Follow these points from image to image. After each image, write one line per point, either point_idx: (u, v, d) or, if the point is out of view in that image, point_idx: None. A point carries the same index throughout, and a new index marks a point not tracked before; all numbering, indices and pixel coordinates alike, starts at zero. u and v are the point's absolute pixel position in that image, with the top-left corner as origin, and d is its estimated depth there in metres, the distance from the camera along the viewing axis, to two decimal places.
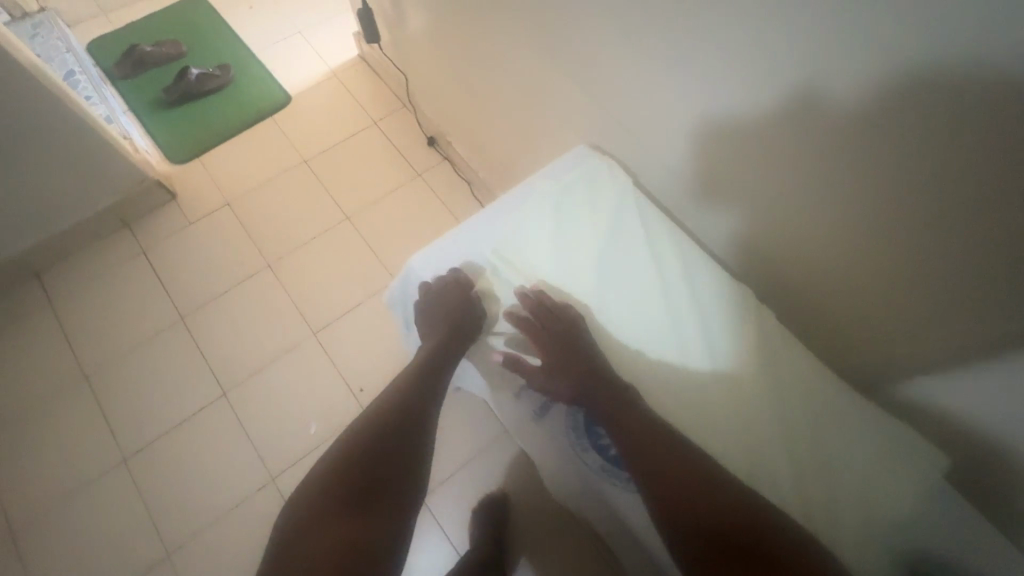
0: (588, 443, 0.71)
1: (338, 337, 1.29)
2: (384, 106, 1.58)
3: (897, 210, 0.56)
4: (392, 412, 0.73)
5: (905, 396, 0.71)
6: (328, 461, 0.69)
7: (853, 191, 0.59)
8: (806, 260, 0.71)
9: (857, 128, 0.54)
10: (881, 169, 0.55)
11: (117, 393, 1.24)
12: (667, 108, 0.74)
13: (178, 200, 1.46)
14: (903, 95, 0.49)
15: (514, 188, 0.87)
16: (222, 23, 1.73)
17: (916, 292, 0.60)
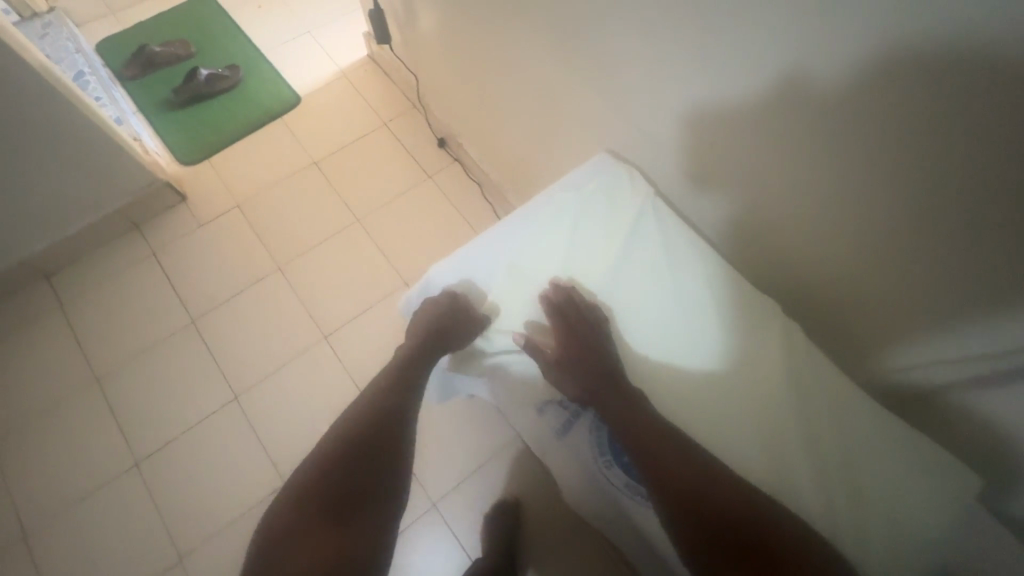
0: (612, 458, 0.70)
1: (348, 341, 1.29)
2: (394, 107, 1.57)
3: (929, 215, 0.55)
4: (377, 416, 0.75)
5: (934, 409, 0.70)
6: (314, 465, 0.71)
7: (883, 195, 0.58)
8: (830, 265, 0.70)
9: (891, 131, 0.53)
10: (918, 177, 0.53)
11: (129, 397, 1.24)
12: (689, 114, 0.72)
13: (189, 202, 1.46)
14: (941, 98, 0.47)
15: (532, 199, 0.86)
16: (231, 23, 1.72)
17: (951, 304, 0.59)
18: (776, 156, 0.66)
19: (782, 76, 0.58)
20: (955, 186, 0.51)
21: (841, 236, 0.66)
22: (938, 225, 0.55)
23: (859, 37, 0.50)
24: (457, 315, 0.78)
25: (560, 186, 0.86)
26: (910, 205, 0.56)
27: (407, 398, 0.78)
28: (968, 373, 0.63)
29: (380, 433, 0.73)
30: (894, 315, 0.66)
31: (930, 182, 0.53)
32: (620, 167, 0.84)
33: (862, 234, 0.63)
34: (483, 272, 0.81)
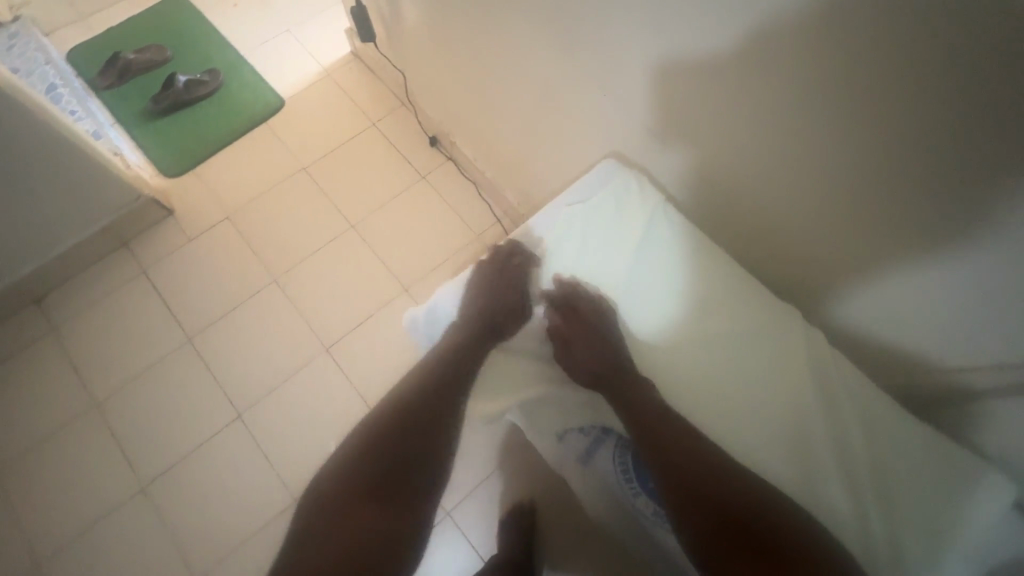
0: (639, 485, 0.68)
1: (351, 351, 1.26)
2: (383, 106, 1.52)
3: (964, 214, 0.53)
4: (421, 396, 0.73)
5: (957, 406, 0.69)
6: (358, 442, 0.70)
7: (913, 195, 0.55)
8: (850, 264, 0.68)
9: (922, 131, 0.50)
10: (947, 169, 0.51)
11: (130, 421, 1.21)
12: (696, 111, 0.70)
13: (177, 215, 1.42)
14: (978, 97, 0.45)
15: (541, 211, 0.82)
16: (207, 24, 1.66)
17: (983, 294, 0.57)
18: (791, 151, 0.63)
19: (799, 74, 0.56)
20: (995, 186, 0.49)
21: (864, 237, 0.64)
22: (975, 223, 0.53)
23: (884, 32, 0.47)
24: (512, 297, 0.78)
25: (566, 199, 0.84)
26: (940, 205, 0.54)
27: (456, 378, 0.73)
28: (994, 376, 0.62)
29: (423, 415, 0.71)
30: (917, 315, 0.65)
31: (966, 180, 0.50)
32: (630, 173, 0.81)
33: (884, 233, 0.61)
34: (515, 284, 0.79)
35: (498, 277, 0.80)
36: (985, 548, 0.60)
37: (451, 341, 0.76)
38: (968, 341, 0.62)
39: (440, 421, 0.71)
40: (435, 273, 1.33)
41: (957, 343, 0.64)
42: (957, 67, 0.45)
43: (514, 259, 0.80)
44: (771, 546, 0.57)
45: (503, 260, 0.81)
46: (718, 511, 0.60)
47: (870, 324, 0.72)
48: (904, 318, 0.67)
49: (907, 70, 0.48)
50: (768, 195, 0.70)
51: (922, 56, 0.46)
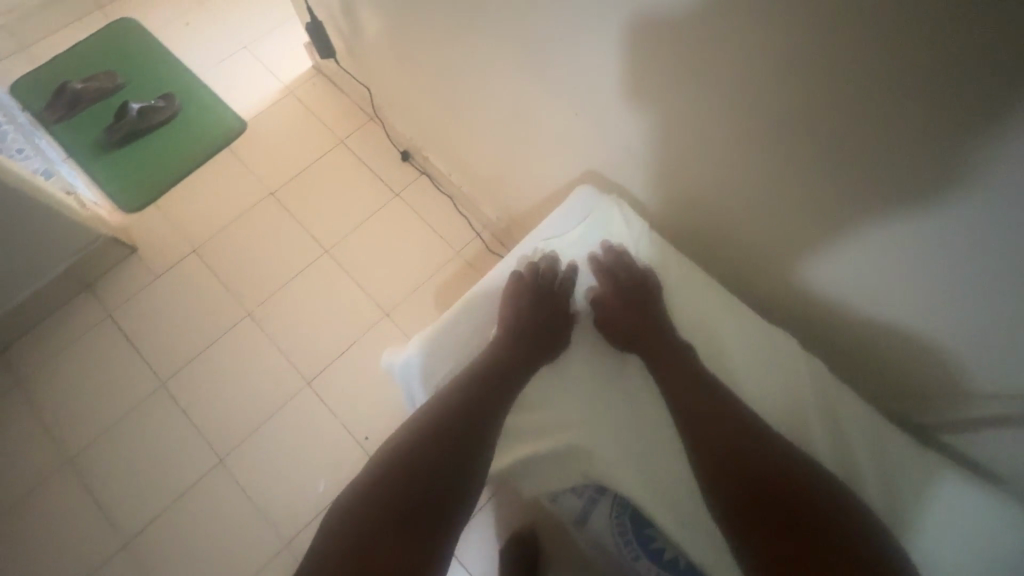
0: (638, 548, 0.60)
1: (334, 383, 1.21)
2: (350, 121, 1.46)
3: (979, 231, 0.48)
4: (449, 415, 0.60)
5: (951, 421, 0.66)
6: (390, 453, 0.58)
7: (920, 211, 0.51)
8: (857, 279, 0.63)
9: (913, 145, 0.47)
10: (937, 178, 0.48)
11: (107, 475, 1.16)
12: (672, 123, 0.66)
13: (140, 252, 1.35)
14: (992, 109, 0.40)
15: (513, 251, 0.76)
16: (159, 46, 1.58)
17: (975, 304, 0.54)
18: (775, 163, 0.59)
19: (781, 87, 0.52)
20: (1012, 204, 0.44)
21: (855, 247, 0.60)
22: (1001, 240, 0.47)
23: (862, 40, 0.43)
24: (550, 299, 0.71)
25: (539, 234, 0.78)
26: (952, 221, 0.49)
27: (489, 397, 0.63)
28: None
29: (455, 427, 0.59)
30: (912, 320, 0.62)
31: (981, 196, 0.46)
32: (610, 197, 0.77)
33: (898, 248, 0.56)
34: (545, 287, 0.72)
35: (540, 293, 0.71)
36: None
37: (483, 359, 0.66)
38: (998, 365, 0.57)
39: (471, 446, 0.59)
40: (416, 294, 1.28)
41: (983, 365, 0.58)
42: (968, 78, 0.40)
43: (555, 279, 0.73)
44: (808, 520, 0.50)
45: (545, 278, 0.73)
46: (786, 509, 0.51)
47: (889, 341, 0.67)
48: (924, 336, 0.62)
49: (888, 80, 0.44)
50: (754, 206, 0.67)
51: (903, 66, 0.43)
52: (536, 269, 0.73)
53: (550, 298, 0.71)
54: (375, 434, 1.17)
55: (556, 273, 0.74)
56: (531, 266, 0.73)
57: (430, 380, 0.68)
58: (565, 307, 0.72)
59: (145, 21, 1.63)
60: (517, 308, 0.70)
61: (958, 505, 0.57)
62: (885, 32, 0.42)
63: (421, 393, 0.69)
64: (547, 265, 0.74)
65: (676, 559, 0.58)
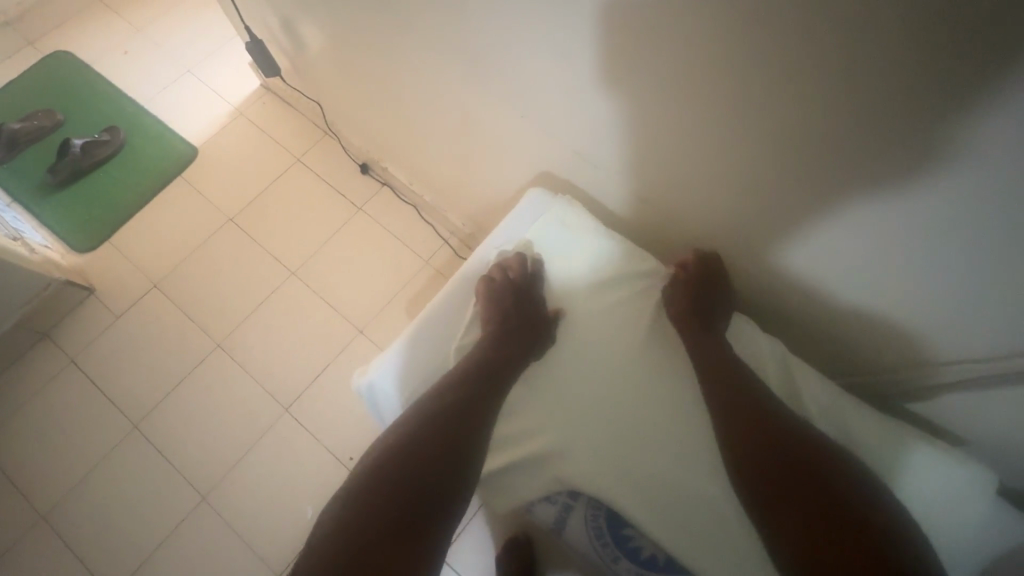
0: (617, 549, 0.58)
1: (313, 406, 1.19)
2: (304, 137, 1.42)
3: (920, 195, 0.49)
4: (427, 428, 0.59)
5: (918, 386, 0.67)
6: (377, 455, 0.58)
7: (862, 181, 0.52)
8: (814, 255, 0.64)
9: (842, 117, 0.48)
10: (868, 149, 0.49)
11: (85, 526, 1.12)
12: (618, 115, 0.66)
13: (99, 292, 1.30)
14: (919, 74, 0.41)
15: (469, 260, 0.75)
16: (98, 78, 1.53)
17: (924, 269, 0.55)
18: (720, 147, 0.60)
19: (712, 73, 0.53)
20: (948, 164, 0.45)
21: (806, 223, 0.61)
22: (941, 203, 0.48)
23: (781, 21, 0.44)
24: (525, 297, 0.70)
25: (493, 242, 0.78)
26: (894, 188, 0.50)
27: (472, 407, 0.62)
28: (985, 366, 0.58)
29: (442, 430, 0.59)
30: (870, 291, 0.62)
31: (917, 159, 0.47)
32: (561, 198, 0.77)
33: (851, 221, 0.57)
34: (520, 284, 0.71)
35: (510, 294, 0.69)
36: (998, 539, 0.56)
37: (461, 368, 0.65)
38: (957, 330, 0.58)
39: (455, 458, 0.58)
40: (387, 309, 1.26)
41: (944, 331, 0.60)
42: (893, 46, 0.41)
43: (524, 277, 0.72)
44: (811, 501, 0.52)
45: (516, 278, 0.71)
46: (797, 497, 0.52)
47: (853, 315, 0.67)
48: (884, 306, 0.63)
49: (811, 57, 0.45)
50: (706, 190, 0.67)
51: (823, 43, 0.44)
52: (508, 268, 0.72)
53: (525, 295, 0.70)
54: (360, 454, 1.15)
55: (526, 269, 0.72)
56: (501, 270, 0.72)
57: (394, 403, 0.67)
58: (539, 305, 0.71)
59: (81, 54, 1.57)
60: (496, 306, 0.69)
61: (934, 473, 0.58)
62: (803, 12, 0.43)
63: (388, 415, 0.69)
64: (514, 262, 0.72)
65: (655, 556, 0.57)
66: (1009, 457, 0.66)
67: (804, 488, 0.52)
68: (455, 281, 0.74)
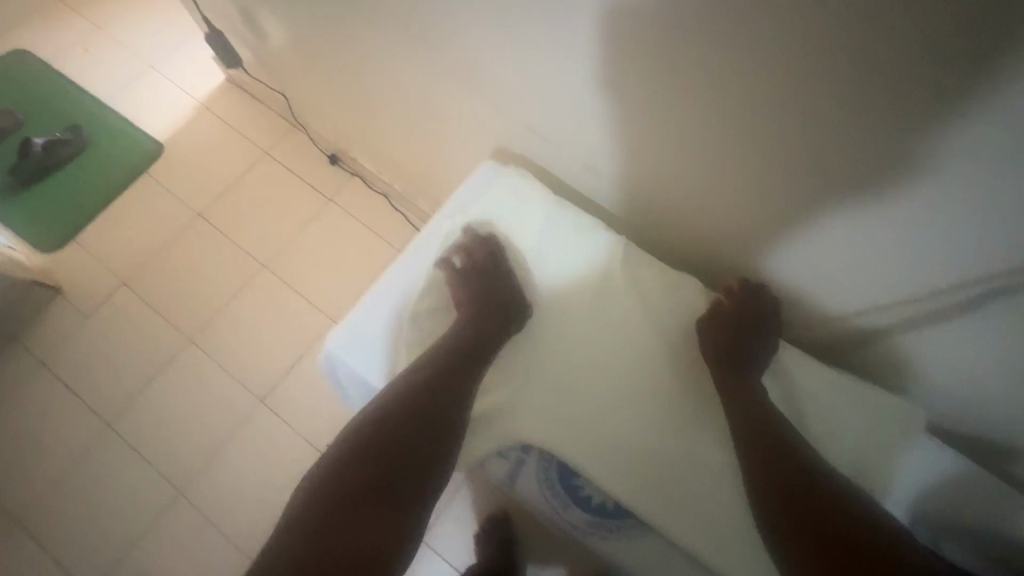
0: (569, 497, 0.64)
1: (289, 397, 1.19)
2: (272, 131, 1.42)
3: (824, 154, 0.52)
4: (398, 415, 0.59)
5: (907, 358, 0.67)
6: (350, 448, 0.58)
7: (779, 144, 0.54)
8: (779, 231, 0.64)
9: (763, 84, 0.49)
10: (791, 112, 0.50)
11: (61, 527, 1.11)
12: (565, 90, 0.67)
13: (66, 292, 1.28)
14: (826, 35, 0.43)
15: (419, 232, 0.75)
16: (58, 77, 1.50)
17: (894, 245, 0.55)
18: (659, 119, 0.61)
19: (642, 47, 0.54)
20: (849, 122, 0.48)
21: (743, 191, 0.62)
22: (859, 161, 0.50)
23: None
24: (493, 281, 0.69)
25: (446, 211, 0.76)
26: (814, 152, 0.52)
27: (445, 392, 0.61)
28: (966, 337, 0.58)
29: (415, 424, 0.59)
30: (850, 271, 0.62)
31: (833, 122, 0.49)
32: (511, 167, 0.76)
33: (774, 181, 0.59)
34: (470, 253, 0.70)
35: (476, 277, 0.69)
36: (922, 477, 0.60)
37: (431, 350, 0.65)
38: (918, 302, 0.59)
39: (428, 444, 0.59)
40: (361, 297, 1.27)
41: (905, 303, 0.60)
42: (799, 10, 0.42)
43: (487, 259, 0.71)
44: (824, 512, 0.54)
45: (482, 263, 0.70)
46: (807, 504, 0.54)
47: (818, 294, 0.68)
48: (863, 283, 0.62)
49: (729, 24, 0.46)
50: (651, 163, 0.69)
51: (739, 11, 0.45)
52: (475, 250, 0.71)
53: (493, 276, 0.69)
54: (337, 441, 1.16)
55: (491, 249, 0.71)
56: (465, 254, 0.71)
57: (350, 371, 0.68)
58: (508, 288, 0.70)
59: (40, 53, 1.54)
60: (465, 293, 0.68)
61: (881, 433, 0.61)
62: None
63: (347, 381, 0.70)
64: (480, 240, 0.72)
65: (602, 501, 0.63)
66: (955, 411, 0.68)
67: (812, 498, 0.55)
68: (408, 252, 0.73)
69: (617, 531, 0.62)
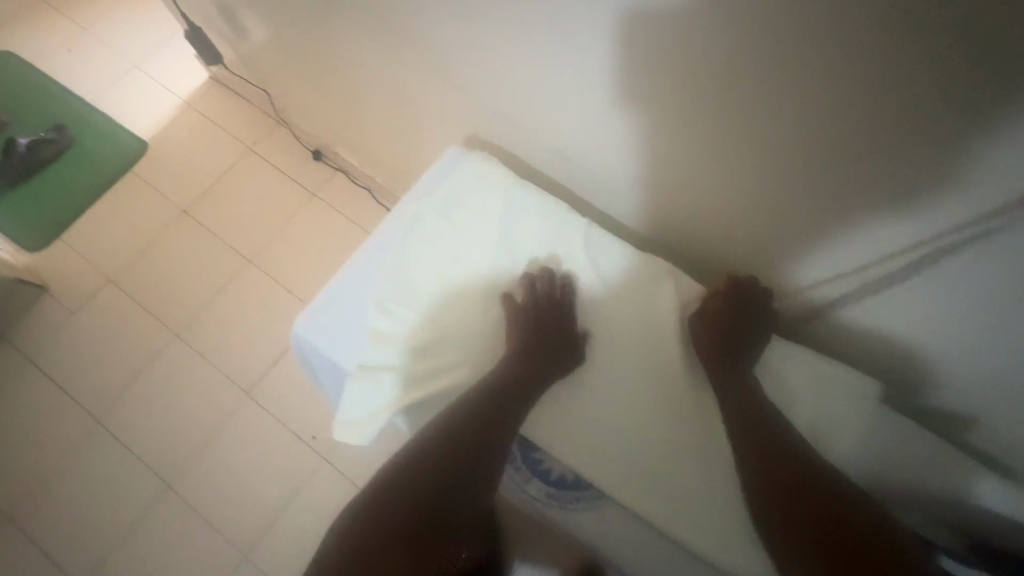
0: (529, 471, 0.62)
1: (275, 390, 1.20)
2: (255, 127, 1.43)
3: (776, 126, 0.52)
4: (437, 442, 0.57)
5: (914, 371, 0.66)
6: (397, 464, 0.57)
7: (730, 119, 0.55)
8: (771, 221, 0.63)
9: (709, 58, 0.50)
10: (737, 87, 0.51)
11: (50, 521, 1.12)
12: (529, 74, 0.68)
13: (52, 290, 1.29)
14: (762, 7, 0.43)
15: (387, 215, 0.75)
16: (43, 77, 1.51)
17: (893, 238, 0.54)
18: (617, 99, 0.62)
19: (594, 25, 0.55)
20: (792, 94, 0.48)
21: (704, 170, 0.63)
22: (808, 134, 0.51)
23: None
24: (554, 316, 0.65)
25: (414, 195, 0.77)
26: (762, 125, 0.53)
27: (486, 414, 0.59)
28: (985, 354, 0.57)
29: (462, 444, 0.56)
30: (867, 282, 0.60)
31: (778, 94, 0.49)
32: (478, 153, 0.76)
33: (732, 152, 0.58)
34: (432, 233, 0.70)
35: (535, 314, 0.65)
36: (895, 459, 0.61)
37: (479, 387, 0.61)
38: (939, 313, 0.57)
39: (468, 484, 0.55)
40: None
41: (924, 314, 0.59)
42: None
43: (552, 290, 0.67)
44: (825, 505, 0.52)
45: (545, 292, 0.67)
46: (807, 497, 0.52)
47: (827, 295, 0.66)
48: (881, 295, 0.60)
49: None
50: (612, 145, 0.69)
51: None
52: (531, 279, 0.67)
53: (551, 311, 0.65)
54: (323, 432, 1.17)
55: (550, 279, 0.68)
56: (530, 284, 0.67)
57: (314, 352, 0.69)
58: (569, 328, 0.66)
59: (25, 54, 1.55)
60: (528, 325, 0.64)
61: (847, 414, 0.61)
62: None
63: (314, 362, 0.71)
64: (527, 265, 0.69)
65: (562, 475, 0.61)
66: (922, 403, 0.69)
67: (809, 490, 0.53)
68: (375, 234, 0.74)
69: (577, 505, 0.60)
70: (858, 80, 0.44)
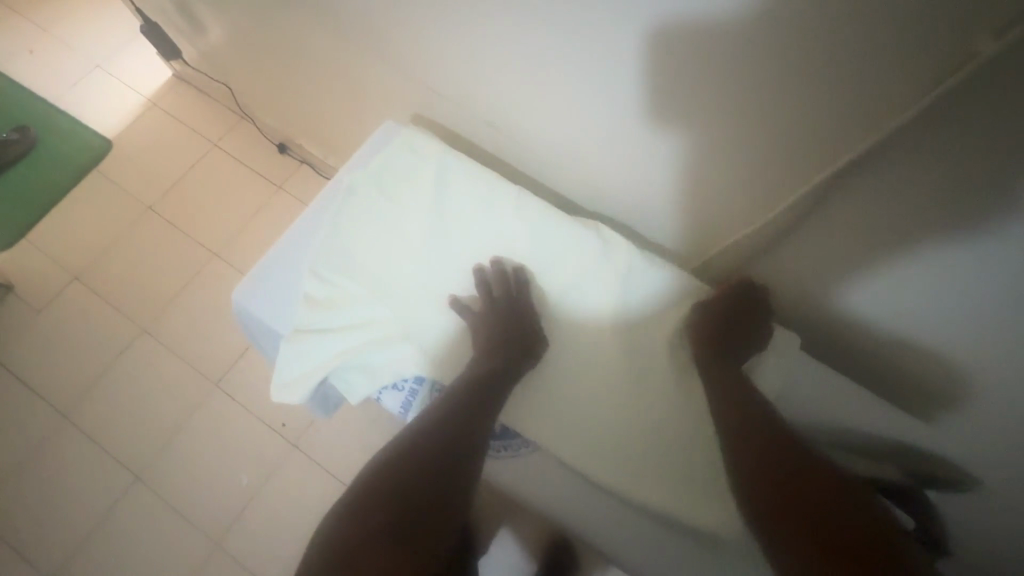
0: None
1: (245, 381, 1.21)
2: (220, 123, 1.44)
3: (684, 90, 0.54)
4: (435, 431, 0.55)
5: (915, 365, 0.64)
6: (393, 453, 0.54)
7: (644, 87, 0.57)
8: (692, 186, 0.66)
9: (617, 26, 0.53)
10: (646, 54, 0.53)
11: (18, 518, 1.12)
12: (464, 51, 0.70)
13: (17, 289, 1.29)
14: None
15: (326, 187, 0.77)
16: (5, 80, 1.51)
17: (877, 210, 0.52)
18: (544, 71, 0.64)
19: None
20: (693, 60, 0.51)
21: (628, 139, 0.65)
22: (714, 98, 0.53)
23: None
24: (516, 314, 0.66)
25: (350, 167, 0.79)
26: (672, 90, 0.55)
27: (477, 406, 0.58)
28: (990, 343, 0.55)
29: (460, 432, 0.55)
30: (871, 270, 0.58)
31: (682, 60, 0.52)
32: (410, 129, 0.78)
33: (648, 121, 0.61)
34: (369, 207, 0.72)
35: (496, 314, 0.66)
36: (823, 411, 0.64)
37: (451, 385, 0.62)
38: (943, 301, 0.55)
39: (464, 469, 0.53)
40: None
41: (927, 305, 0.57)
42: None
43: (511, 287, 0.68)
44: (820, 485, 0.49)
45: (506, 292, 0.67)
46: (802, 480, 0.50)
47: (844, 303, 0.64)
48: (882, 285, 0.59)
49: None
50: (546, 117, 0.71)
51: None
52: (491, 280, 0.68)
53: (513, 308, 0.66)
54: (292, 420, 1.19)
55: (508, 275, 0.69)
56: (485, 286, 0.68)
57: (253, 316, 0.70)
58: (530, 321, 0.67)
59: None
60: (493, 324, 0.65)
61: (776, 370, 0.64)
62: None
63: (255, 327, 0.72)
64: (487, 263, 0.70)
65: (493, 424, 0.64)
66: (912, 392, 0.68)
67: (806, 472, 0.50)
68: (315, 205, 0.75)
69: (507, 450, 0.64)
70: (746, 42, 0.47)
